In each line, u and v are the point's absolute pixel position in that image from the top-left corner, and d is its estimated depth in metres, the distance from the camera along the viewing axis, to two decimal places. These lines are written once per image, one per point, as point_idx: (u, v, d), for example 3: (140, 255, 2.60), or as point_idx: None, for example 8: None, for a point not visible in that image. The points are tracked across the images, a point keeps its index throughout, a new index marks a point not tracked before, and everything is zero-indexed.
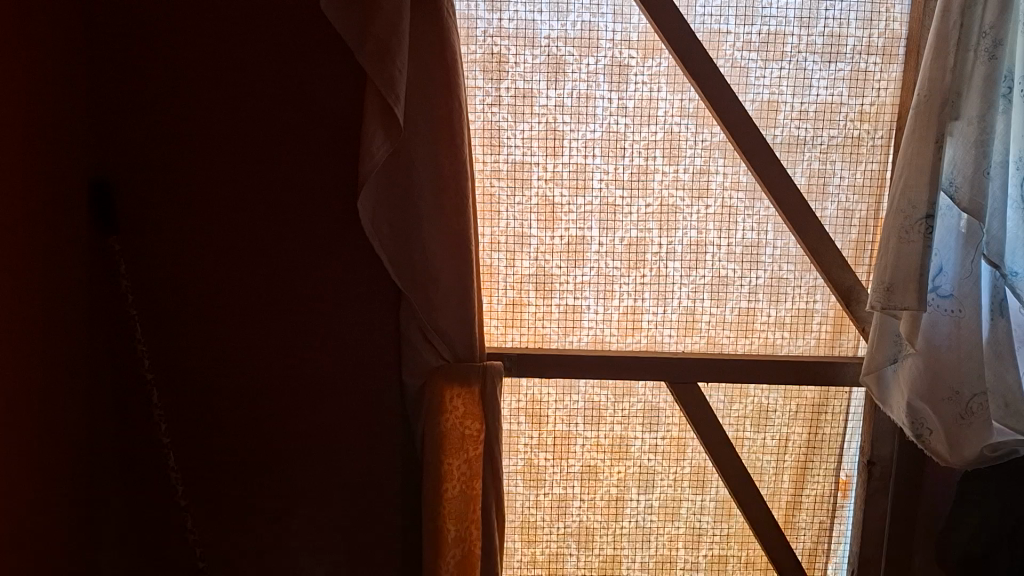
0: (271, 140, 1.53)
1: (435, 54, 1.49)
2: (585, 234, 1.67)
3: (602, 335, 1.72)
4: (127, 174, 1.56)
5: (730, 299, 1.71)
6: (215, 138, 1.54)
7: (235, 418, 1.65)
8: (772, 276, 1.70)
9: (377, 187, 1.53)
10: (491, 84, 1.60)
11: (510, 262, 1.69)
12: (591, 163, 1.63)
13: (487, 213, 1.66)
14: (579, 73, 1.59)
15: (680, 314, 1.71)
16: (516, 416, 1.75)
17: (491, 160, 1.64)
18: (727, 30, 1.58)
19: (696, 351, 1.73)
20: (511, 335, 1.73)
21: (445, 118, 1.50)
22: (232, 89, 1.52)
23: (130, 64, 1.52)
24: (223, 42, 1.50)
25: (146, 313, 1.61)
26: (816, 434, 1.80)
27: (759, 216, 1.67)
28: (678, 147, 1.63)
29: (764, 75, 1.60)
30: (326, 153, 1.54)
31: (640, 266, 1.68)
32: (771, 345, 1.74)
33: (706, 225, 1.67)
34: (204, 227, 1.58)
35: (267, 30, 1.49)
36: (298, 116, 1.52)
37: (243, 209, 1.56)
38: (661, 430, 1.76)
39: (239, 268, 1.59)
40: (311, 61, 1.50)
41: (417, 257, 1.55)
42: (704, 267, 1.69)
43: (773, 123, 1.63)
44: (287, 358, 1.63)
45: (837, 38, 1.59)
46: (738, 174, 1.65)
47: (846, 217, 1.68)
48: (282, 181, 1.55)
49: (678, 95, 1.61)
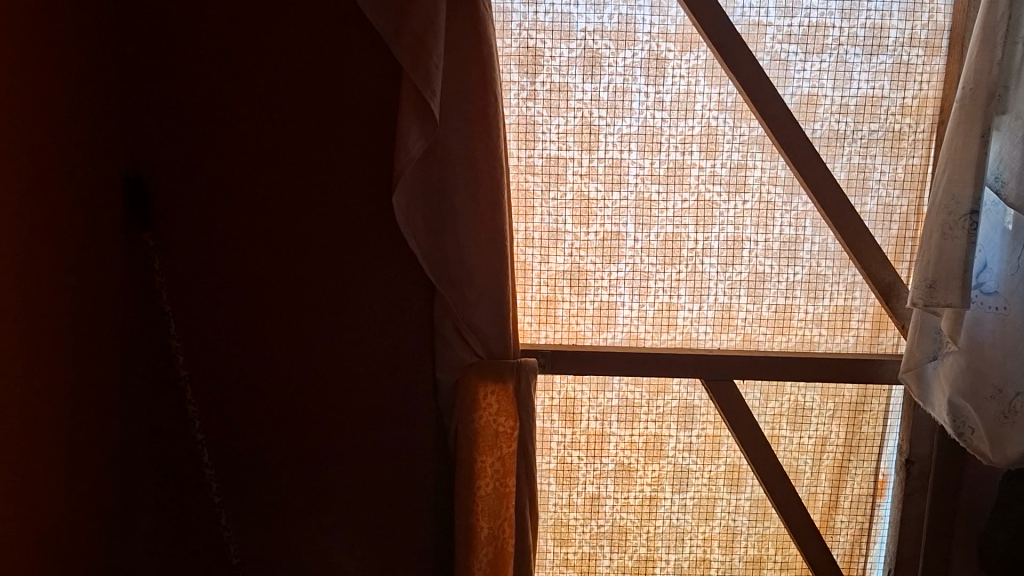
0: (304, 134, 1.52)
1: (471, 51, 1.47)
2: (620, 231, 1.65)
3: (637, 332, 1.70)
4: (160, 170, 1.55)
5: (768, 296, 1.68)
6: (248, 132, 1.53)
7: (269, 415, 1.65)
8: (810, 272, 1.68)
9: (412, 182, 1.52)
10: (527, 78, 1.58)
11: (544, 259, 1.67)
12: (625, 158, 1.61)
13: (521, 208, 1.65)
14: (615, 66, 1.57)
15: (716, 310, 1.69)
16: (550, 413, 1.74)
17: (525, 155, 1.62)
18: (768, 22, 1.56)
19: (731, 347, 1.71)
20: (545, 331, 1.71)
21: (481, 114, 1.48)
22: (265, 83, 1.50)
23: (164, 62, 1.51)
24: (257, 38, 1.49)
25: (181, 311, 1.61)
26: (855, 435, 1.78)
27: (797, 212, 1.65)
28: (716, 141, 1.61)
29: (804, 68, 1.58)
30: (359, 148, 1.53)
31: (676, 262, 1.66)
32: (809, 342, 1.72)
33: (743, 221, 1.65)
34: (240, 226, 1.57)
35: (301, 26, 1.48)
36: (331, 110, 1.51)
37: (277, 207, 1.56)
38: (697, 428, 1.75)
39: (273, 265, 1.58)
40: (345, 58, 1.49)
41: (452, 253, 1.54)
42: (741, 263, 1.67)
43: (812, 117, 1.60)
44: (321, 356, 1.62)
45: (878, 30, 1.56)
46: (776, 168, 1.62)
47: (886, 212, 1.65)
48: (315, 176, 1.54)
49: (717, 89, 1.59)
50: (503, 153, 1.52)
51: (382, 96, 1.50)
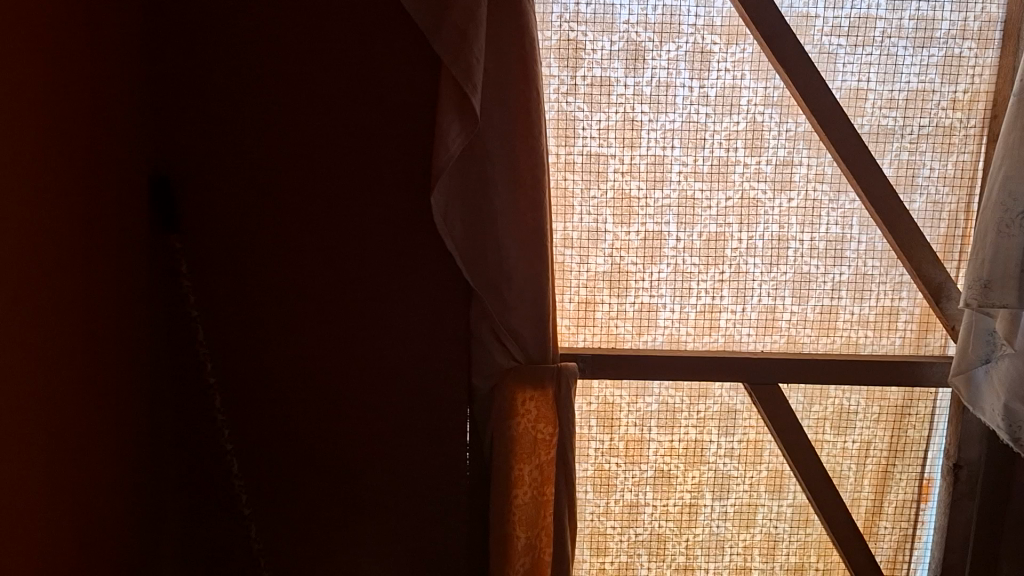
0: (337, 130, 1.46)
1: (513, 44, 1.42)
2: (662, 231, 1.59)
3: (678, 334, 1.65)
4: (186, 168, 1.49)
5: (813, 297, 1.63)
6: (278, 129, 1.47)
7: (299, 423, 1.59)
8: (857, 271, 1.62)
9: (450, 182, 1.46)
10: (567, 72, 1.52)
11: (583, 260, 1.61)
12: (668, 156, 1.56)
13: (560, 207, 1.59)
14: (659, 60, 1.51)
15: (759, 312, 1.64)
16: (587, 419, 1.68)
17: (564, 152, 1.56)
18: (816, 14, 1.51)
19: (775, 350, 1.66)
20: (582, 334, 1.65)
21: (523, 110, 1.43)
22: (296, 77, 1.44)
23: (191, 56, 1.45)
24: (288, 31, 1.43)
25: (206, 316, 1.55)
26: (899, 439, 1.73)
27: (844, 209, 1.59)
28: (761, 137, 1.56)
29: (853, 61, 1.53)
30: (394, 145, 1.47)
31: (719, 262, 1.61)
32: (854, 344, 1.67)
33: (788, 219, 1.59)
34: (269, 226, 1.51)
35: (335, 17, 1.42)
36: (365, 105, 1.45)
37: (308, 206, 1.49)
38: (738, 433, 1.69)
39: (303, 267, 1.52)
40: (380, 51, 1.43)
41: (491, 255, 1.49)
42: (785, 263, 1.61)
43: (861, 111, 1.55)
44: (352, 361, 1.56)
45: (930, 21, 1.51)
46: (822, 165, 1.57)
47: (935, 210, 1.60)
48: (348, 174, 1.48)
49: (763, 83, 1.53)
50: (544, 150, 1.46)
51: (418, 91, 1.44)
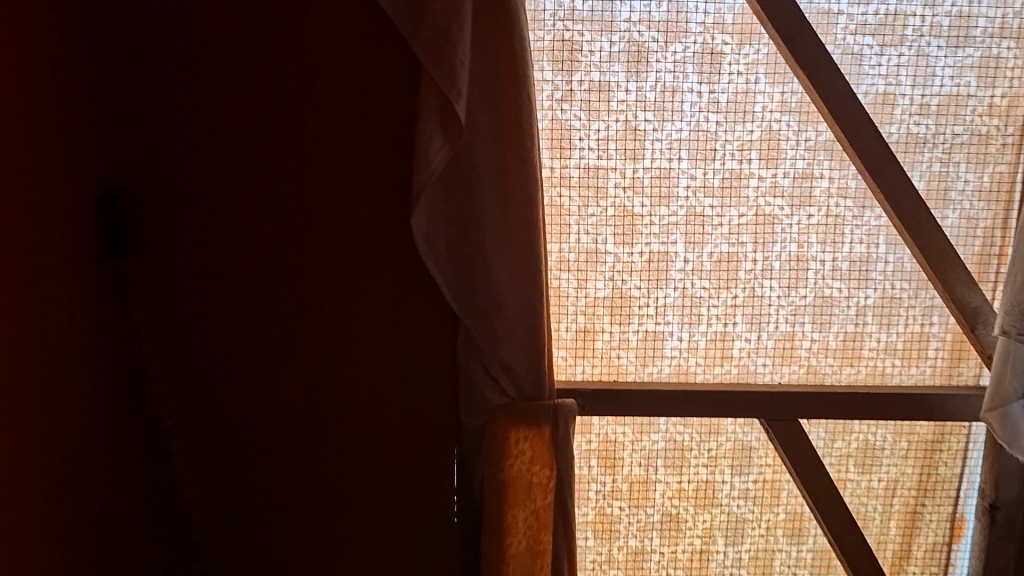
0: (306, 144, 1.31)
1: (502, 44, 1.26)
2: (668, 251, 1.44)
3: (687, 365, 1.49)
4: (142, 187, 1.34)
5: (835, 323, 1.48)
6: (242, 143, 1.31)
7: (269, 464, 1.43)
8: (883, 294, 1.47)
9: (433, 199, 1.30)
10: (562, 76, 1.37)
11: (581, 284, 1.45)
12: (675, 168, 1.40)
13: (555, 226, 1.43)
14: (664, 61, 1.36)
15: (776, 340, 1.49)
16: (587, 458, 1.52)
17: (559, 165, 1.40)
18: (839, 10, 1.35)
19: (794, 382, 1.50)
20: (581, 367, 1.49)
21: (513, 118, 1.27)
22: (260, 86, 1.29)
23: (143, 59, 1.29)
24: (251, 33, 1.27)
25: (169, 350, 1.40)
26: (929, 477, 1.57)
27: (870, 226, 1.44)
28: (778, 148, 1.40)
29: (879, 63, 1.38)
30: (369, 159, 1.31)
31: (731, 286, 1.46)
32: (881, 375, 1.52)
33: (808, 237, 1.44)
34: (233, 250, 1.35)
35: (302, 18, 1.27)
36: (337, 116, 1.30)
37: (279, 228, 1.34)
38: (753, 473, 1.54)
39: (270, 295, 1.36)
40: (353, 54, 1.28)
41: (479, 280, 1.33)
42: (805, 286, 1.46)
43: (888, 118, 1.40)
44: (327, 399, 1.41)
45: (965, 18, 1.36)
46: (846, 178, 1.42)
47: (969, 227, 1.45)
48: (320, 193, 1.33)
49: (779, 88, 1.38)
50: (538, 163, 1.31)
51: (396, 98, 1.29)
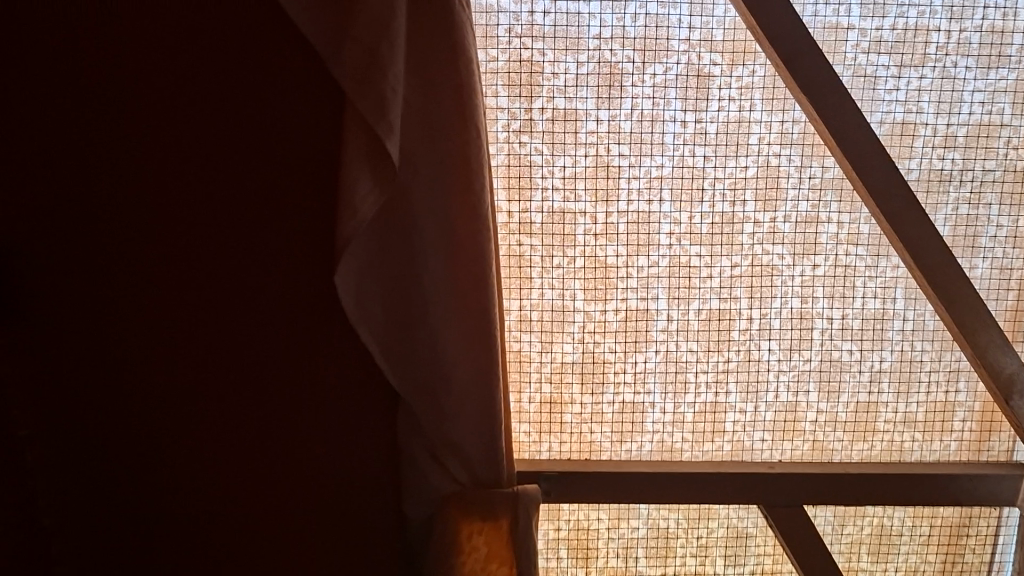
0: (216, 190, 1.09)
1: (446, 66, 1.02)
2: (648, 309, 1.21)
3: (671, 440, 1.27)
4: (18, 245, 1.11)
5: (845, 390, 1.26)
6: (135, 189, 1.09)
7: (178, 560, 1.21)
8: (901, 357, 1.25)
9: (365, 252, 1.07)
10: (521, 104, 1.14)
11: (546, 347, 1.23)
12: (656, 211, 1.18)
13: (514, 280, 1.20)
14: (642, 85, 1.14)
15: (777, 411, 1.27)
16: (555, 549, 1.30)
17: (519, 209, 1.18)
18: (849, 25, 1.14)
19: (797, 460, 1.29)
20: (547, 443, 1.27)
21: (460, 154, 1.04)
22: (158, 121, 1.07)
23: (9, 86, 1.06)
24: (140, 59, 1.05)
25: (58, 434, 1.17)
26: (954, 564, 1.35)
27: (885, 277, 1.23)
28: (777, 187, 1.19)
29: (897, 87, 1.16)
30: (291, 207, 1.09)
31: (722, 348, 1.24)
32: (899, 449, 1.30)
33: (813, 290, 1.22)
34: (128, 313, 1.13)
35: (206, 40, 1.04)
36: (252, 156, 1.08)
37: (183, 288, 1.12)
38: (750, 562, 1.32)
39: (175, 364, 1.14)
40: (268, 81, 1.06)
41: (422, 347, 1.10)
42: (809, 348, 1.24)
43: (907, 152, 1.18)
44: (244, 487, 1.19)
45: (999, 34, 1.15)
46: (857, 221, 1.21)
47: (1002, 277, 1.23)
48: (234, 248, 1.10)
49: (779, 116, 1.17)
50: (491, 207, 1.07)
51: (322, 133, 1.07)
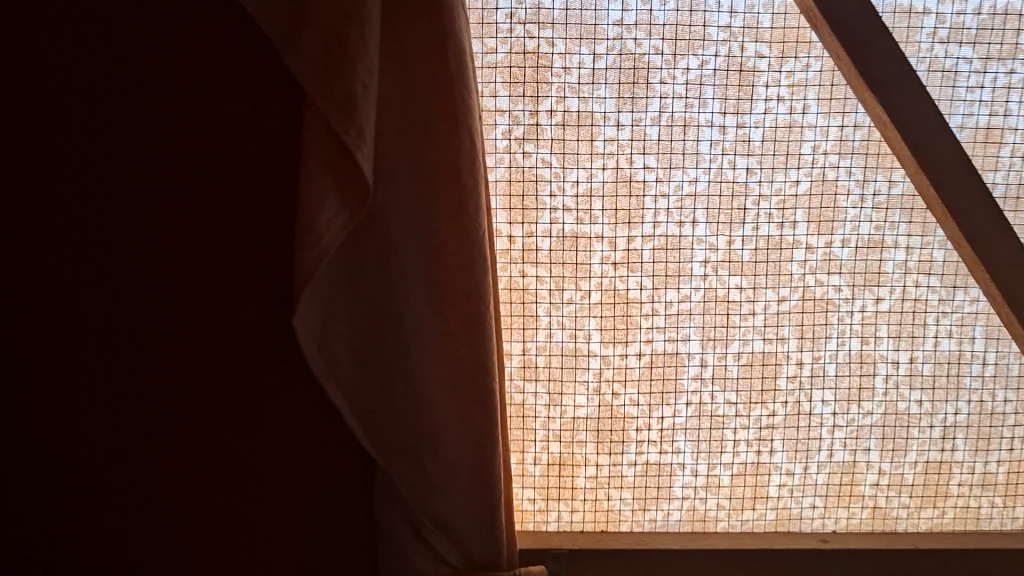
0: (139, 222, 0.86)
1: (429, 57, 0.81)
2: (679, 352, 1.01)
3: (703, 507, 1.06)
4: None
5: (911, 448, 1.06)
6: (36, 221, 0.86)
7: None
8: (979, 407, 1.05)
9: (330, 289, 0.84)
10: (524, 105, 0.93)
11: (554, 399, 1.01)
12: (690, 235, 0.98)
13: (518, 318, 1.00)
14: (673, 82, 0.93)
15: (830, 472, 1.06)
16: None
17: (522, 232, 0.97)
18: (926, 9, 0.93)
19: (853, 530, 1.07)
20: (555, 513, 1.06)
21: (446, 165, 0.82)
22: (66, 137, 0.85)
23: None
24: (39, 60, 0.83)
25: None
26: None
27: (962, 312, 1.02)
28: (834, 205, 0.98)
29: (980, 84, 0.95)
30: (235, 241, 0.87)
31: (766, 400, 1.03)
32: (974, 517, 1.08)
33: (876, 328, 1.02)
34: (28, 376, 0.89)
35: (125, 34, 0.83)
36: (184, 180, 0.85)
37: (96, 344, 0.89)
38: None
39: (109, 425, 0.89)
40: (205, 85, 0.84)
41: (401, 408, 0.85)
42: (870, 398, 1.04)
43: (991, 163, 0.98)
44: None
45: None
46: (929, 246, 1.00)
47: None
48: (161, 294, 0.88)
49: (839, 119, 0.96)
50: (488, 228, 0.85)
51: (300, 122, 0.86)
